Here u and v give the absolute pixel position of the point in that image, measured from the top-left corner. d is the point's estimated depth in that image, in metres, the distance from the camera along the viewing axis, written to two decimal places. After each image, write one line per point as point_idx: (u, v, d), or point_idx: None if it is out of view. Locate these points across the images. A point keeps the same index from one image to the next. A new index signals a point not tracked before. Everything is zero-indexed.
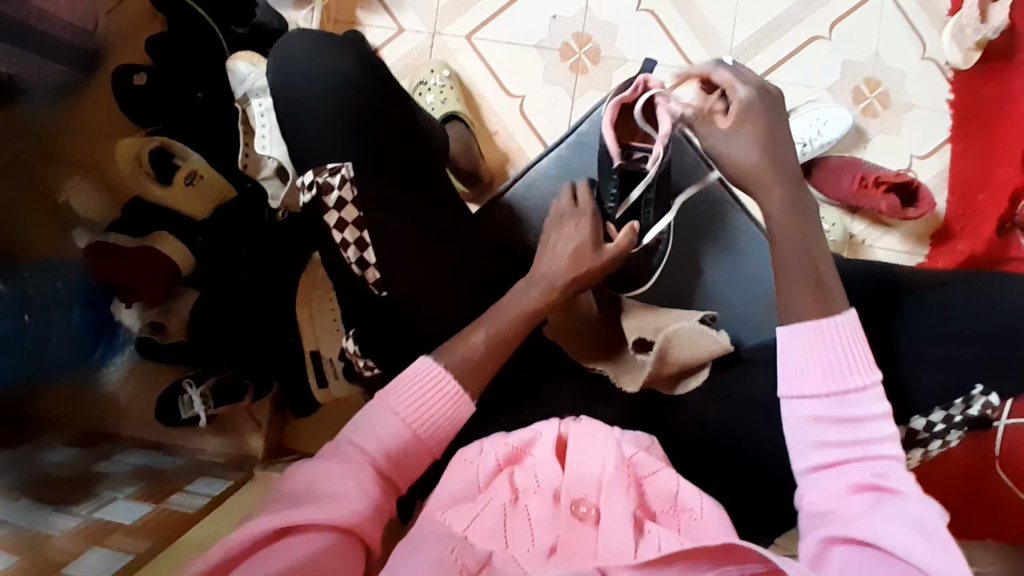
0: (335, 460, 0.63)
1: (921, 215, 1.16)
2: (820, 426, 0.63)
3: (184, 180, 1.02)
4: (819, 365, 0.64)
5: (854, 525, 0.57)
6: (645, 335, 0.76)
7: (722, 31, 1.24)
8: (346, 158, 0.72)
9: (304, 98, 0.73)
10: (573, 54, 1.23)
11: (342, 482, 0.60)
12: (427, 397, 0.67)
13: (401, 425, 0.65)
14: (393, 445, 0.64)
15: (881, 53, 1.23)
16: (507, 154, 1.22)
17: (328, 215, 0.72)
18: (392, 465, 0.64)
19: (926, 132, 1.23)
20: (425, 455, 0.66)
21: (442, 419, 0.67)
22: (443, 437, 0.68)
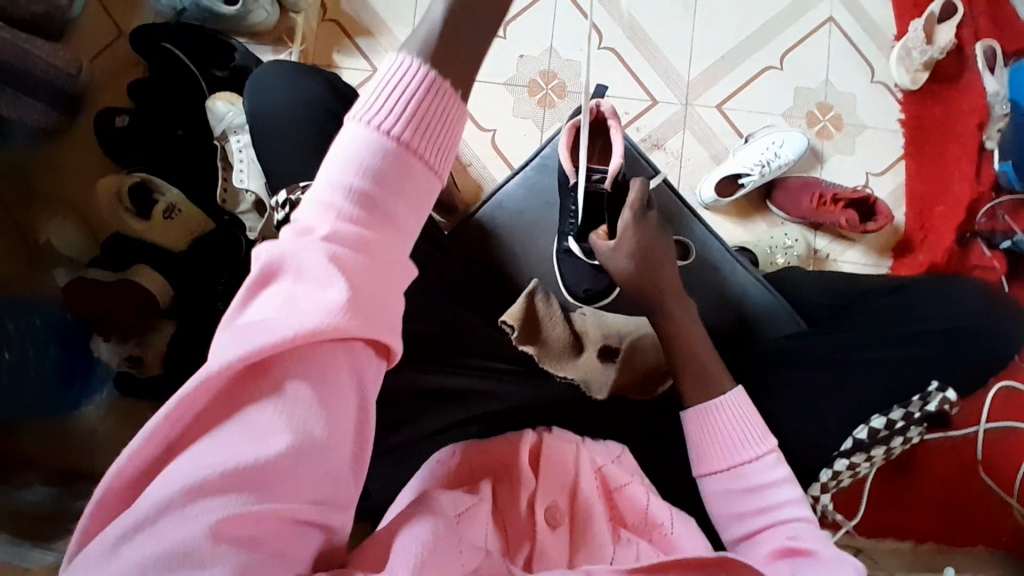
0: (306, 215, 0.43)
1: (880, 228, 1.20)
2: (730, 499, 0.65)
3: (161, 214, 1.03)
4: (714, 442, 0.67)
5: None
6: (611, 342, 0.80)
7: (681, 64, 1.31)
8: (318, 177, 0.74)
9: (279, 125, 0.78)
10: (540, 89, 1.30)
11: (316, 283, 0.41)
12: (399, 99, 0.43)
13: (380, 146, 0.43)
14: (380, 162, 0.43)
15: (831, 79, 1.31)
16: (480, 184, 1.27)
17: None
18: (382, 190, 0.43)
19: (879, 151, 1.29)
20: (425, 171, 0.44)
21: (433, 121, 0.44)
22: (440, 142, 0.45)
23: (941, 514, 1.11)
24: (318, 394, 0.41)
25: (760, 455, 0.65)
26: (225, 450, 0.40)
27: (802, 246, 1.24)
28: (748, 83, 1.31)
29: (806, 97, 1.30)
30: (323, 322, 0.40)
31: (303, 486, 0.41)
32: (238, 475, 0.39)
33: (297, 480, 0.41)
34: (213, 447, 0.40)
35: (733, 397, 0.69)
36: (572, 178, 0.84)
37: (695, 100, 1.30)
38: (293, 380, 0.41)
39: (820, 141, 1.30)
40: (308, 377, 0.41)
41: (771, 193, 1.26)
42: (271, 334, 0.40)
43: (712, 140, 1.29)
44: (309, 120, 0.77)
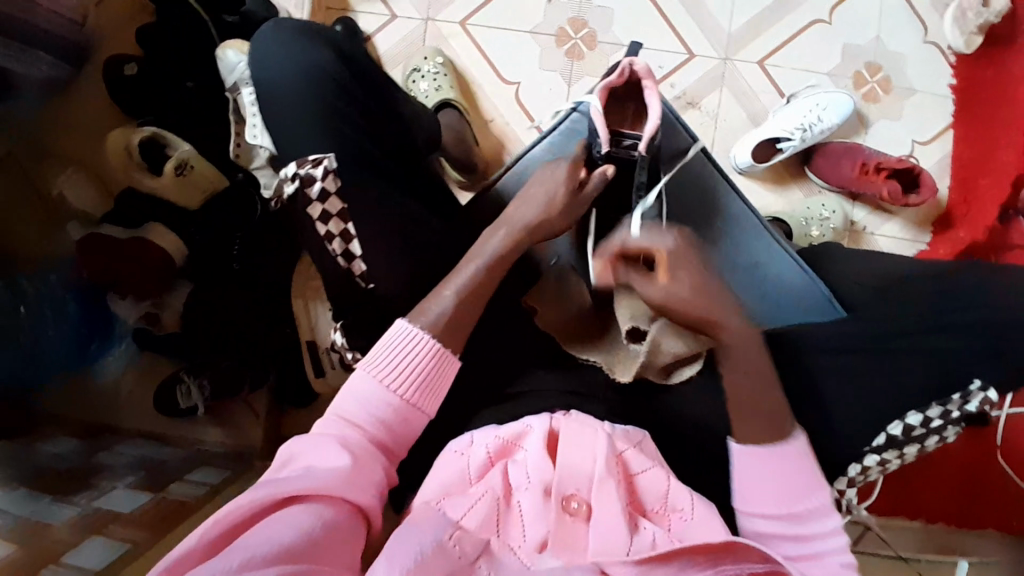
0: (319, 432, 0.61)
1: (923, 202, 1.14)
2: (777, 541, 0.64)
3: (173, 171, 0.99)
4: (766, 489, 0.65)
5: None
6: (639, 325, 0.74)
7: (721, 15, 1.21)
8: (327, 151, 0.70)
9: (285, 91, 0.72)
10: (568, 39, 1.21)
11: (330, 455, 0.58)
12: (411, 360, 0.65)
13: (386, 396, 0.63)
14: (384, 413, 0.63)
15: (883, 36, 1.21)
16: (502, 141, 1.21)
17: (311, 207, 0.69)
18: (385, 435, 0.63)
19: (929, 117, 1.21)
20: (418, 419, 0.65)
21: (427, 379, 0.65)
22: (435, 398, 0.66)
23: (957, 499, 1.10)
24: (327, 521, 0.54)
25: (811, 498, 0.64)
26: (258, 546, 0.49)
27: (839, 218, 1.18)
28: (792, 38, 1.21)
29: (855, 55, 1.21)
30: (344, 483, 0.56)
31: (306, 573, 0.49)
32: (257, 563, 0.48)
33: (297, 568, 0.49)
34: (252, 542, 0.50)
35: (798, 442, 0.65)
36: (605, 148, 0.75)
37: (735, 55, 1.21)
38: (317, 503, 0.55)
39: (865, 104, 1.21)
40: (326, 508, 0.55)
41: (811, 159, 1.20)
42: (307, 481, 0.55)
43: (751, 99, 1.21)
44: (316, 89, 0.72)
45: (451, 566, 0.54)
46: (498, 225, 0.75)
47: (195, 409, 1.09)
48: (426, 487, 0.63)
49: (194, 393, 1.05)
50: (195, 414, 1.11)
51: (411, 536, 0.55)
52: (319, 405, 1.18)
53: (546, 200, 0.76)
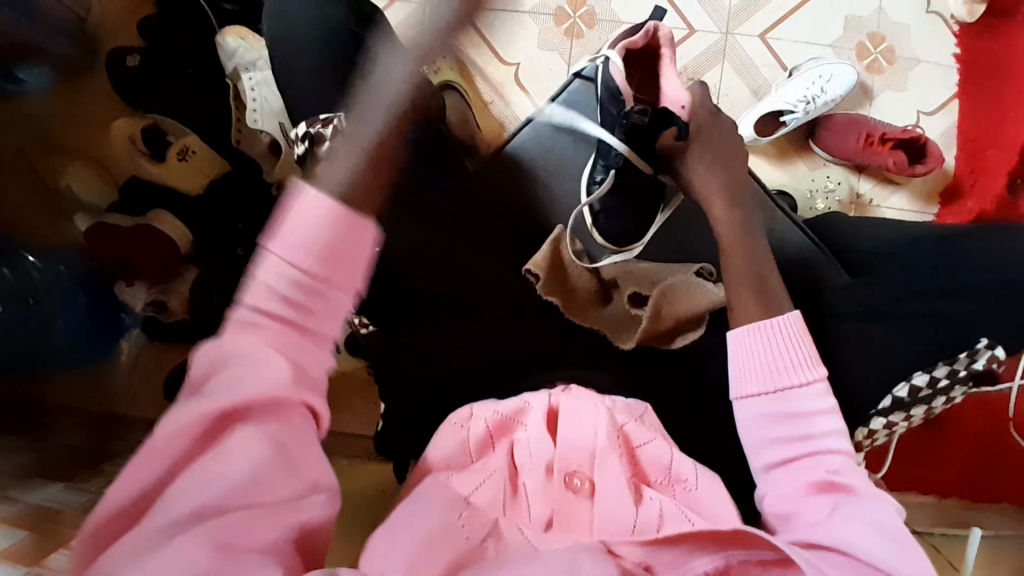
0: (239, 330, 0.52)
1: (930, 171, 1.14)
2: (769, 424, 0.62)
3: (175, 156, 1.01)
4: (760, 364, 0.64)
5: (819, 530, 0.55)
6: (640, 288, 0.75)
7: None
8: (338, 109, 0.66)
9: (298, 60, 0.69)
10: (567, 18, 1.21)
11: (257, 356, 0.51)
12: (313, 226, 0.53)
13: (294, 273, 0.53)
14: (288, 289, 0.53)
15: (885, 6, 1.19)
16: (502, 123, 1.21)
17: (319, 166, 0.64)
18: (303, 319, 0.53)
19: (932, 89, 1.19)
20: (334, 293, 0.54)
21: (352, 251, 0.55)
22: (351, 271, 0.55)
23: (971, 470, 1.10)
24: (274, 443, 0.50)
25: (828, 427, 0.62)
26: (198, 487, 0.48)
27: (845, 190, 1.17)
28: (794, 10, 1.20)
29: (856, 26, 1.19)
30: (274, 345, 0.52)
31: (273, 494, 0.49)
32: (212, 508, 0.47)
33: (265, 529, 0.48)
34: (190, 484, 0.48)
35: (790, 318, 0.65)
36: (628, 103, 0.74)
37: (735, 29, 1.20)
38: (249, 420, 0.50)
39: (869, 76, 1.20)
40: (264, 430, 0.50)
41: (815, 132, 1.19)
42: (231, 396, 0.50)
43: (753, 73, 1.20)
44: (334, 57, 0.69)
45: (459, 549, 0.54)
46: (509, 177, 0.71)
47: None
48: (430, 459, 0.63)
49: None
50: None
51: (419, 509, 0.56)
52: None
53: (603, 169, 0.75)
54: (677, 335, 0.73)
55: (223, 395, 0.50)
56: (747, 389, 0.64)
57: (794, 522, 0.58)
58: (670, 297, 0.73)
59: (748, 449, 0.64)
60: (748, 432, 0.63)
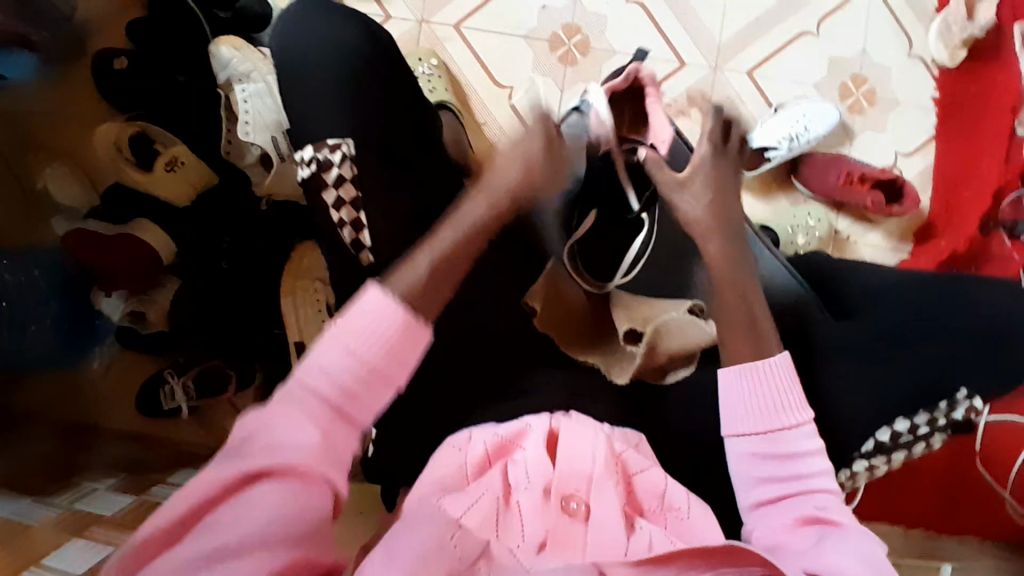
0: (289, 407, 0.55)
1: (906, 212, 1.19)
2: (758, 461, 0.64)
3: (163, 167, 1.00)
4: (749, 403, 0.65)
5: (807, 556, 0.57)
6: (635, 326, 0.75)
7: (712, 25, 1.23)
8: (345, 135, 0.68)
9: (302, 82, 0.70)
10: (562, 45, 1.23)
11: (298, 432, 0.54)
12: (381, 325, 0.58)
13: (354, 364, 0.57)
14: (342, 378, 0.56)
15: (868, 50, 1.23)
16: (495, 144, 1.22)
17: (326, 192, 0.67)
18: (352, 406, 0.57)
19: (910, 130, 1.24)
20: (382, 389, 0.58)
21: (405, 351, 0.59)
22: (402, 366, 0.59)
23: (939, 502, 1.14)
24: (297, 494, 0.51)
25: (817, 468, 0.63)
26: (223, 527, 0.49)
27: (824, 227, 1.20)
28: (782, 48, 1.23)
29: (840, 67, 1.24)
30: (315, 415, 0.55)
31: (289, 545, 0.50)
32: (235, 545, 0.48)
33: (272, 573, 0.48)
34: (214, 522, 0.49)
35: (780, 357, 0.66)
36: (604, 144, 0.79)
37: (725, 64, 1.24)
38: (288, 476, 0.52)
39: (851, 116, 1.24)
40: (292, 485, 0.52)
41: (798, 169, 1.22)
42: (269, 458, 0.52)
43: (741, 108, 1.23)
44: (338, 83, 0.70)
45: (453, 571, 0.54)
46: (483, 195, 0.67)
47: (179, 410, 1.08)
48: (422, 482, 0.62)
49: (178, 393, 1.05)
50: (179, 414, 1.10)
51: (413, 533, 0.55)
52: None
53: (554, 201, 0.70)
54: (671, 370, 0.75)
55: (258, 460, 0.52)
56: (738, 426, 0.65)
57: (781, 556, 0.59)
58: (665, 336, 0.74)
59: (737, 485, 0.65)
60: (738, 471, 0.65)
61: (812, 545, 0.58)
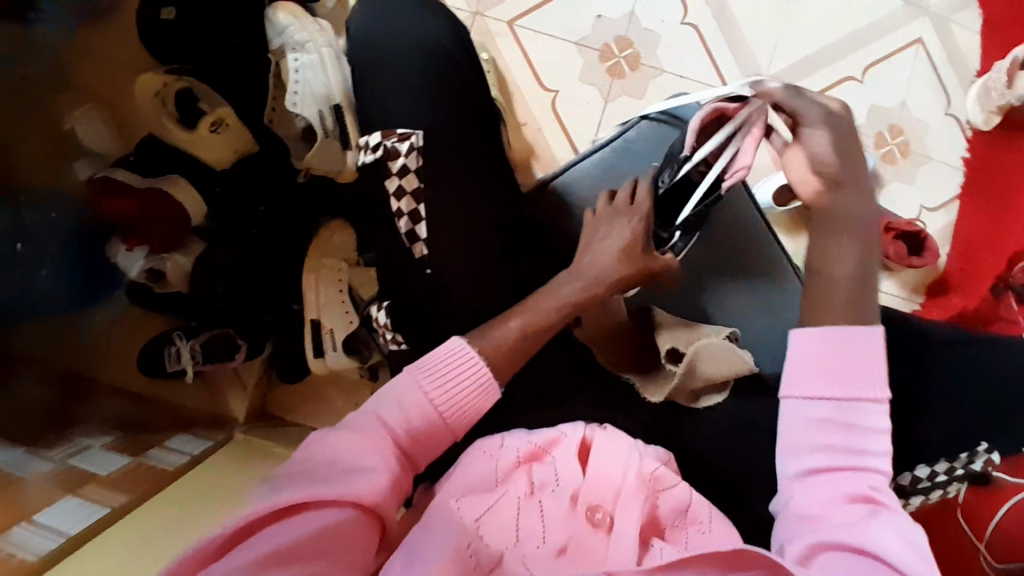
0: (358, 435, 0.61)
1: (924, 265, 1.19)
2: (823, 429, 0.65)
3: (207, 127, 0.96)
4: (827, 374, 0.66)
5: (848, 533, 0.59)
6: (678, 346, 0.74)
7: (761, 57, 1.24)
8: (417, 127, 0.73)
9: (381, 61, 0.74)
10: (612, 56, 1.22)
11: (365, 455, 0.59)
12: (461, 380, 0.65)
13: (429, 409, 0.63)
14: (418, 422, 0.63)
15: (908, 102, 1.26)
16: (533, 146, 1.22)
17: (389, 180, 0.73)
18: (414, 446, 0.63)
19: (939, 186, 1.26)
20: (445, 436, 0.64)
21: (472, 406, 0.65)
22: (469, 421, 0.66)
23: None
24: (348, 523, 0.55)
25: (882, 448, 0.64)
26: (279, 539, 0.52)
27: None
28: (826, 90, 1.25)
29: (879, 115, 1.25)
30: (377, 450, 0.60)
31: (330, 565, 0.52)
32: (282, 556, 0.50)
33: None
34: (267, 538, 0.52)
35: (871, 334, 0.67)
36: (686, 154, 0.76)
37: None
38: (323, 506, 0.55)
39: (883, 166, 1.26)
40: (346, 513, 0.55)
41: None
42: (329, 484, 0.56)
43: None
44: (418, 70, 0.74)
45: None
46: (576, 273, 0.73)
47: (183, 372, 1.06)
48: (452, 481, 0.63)
49: (184, 355, 1.03)
50: (183, 377, 1.08)
51: (432, 535, 0.57)
52: (312, 384, 1.16)
53: (625, 246, 0.74)
54: (702, 394, 0.76)
55: (318, 483, 0.56)
56: (805, 389, 0.67)
57: (817, 528, 0.61)
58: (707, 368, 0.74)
59: (789, 450, 0.67)
60: (800, 434, 0.66)
61: (851, 522, 0.60)
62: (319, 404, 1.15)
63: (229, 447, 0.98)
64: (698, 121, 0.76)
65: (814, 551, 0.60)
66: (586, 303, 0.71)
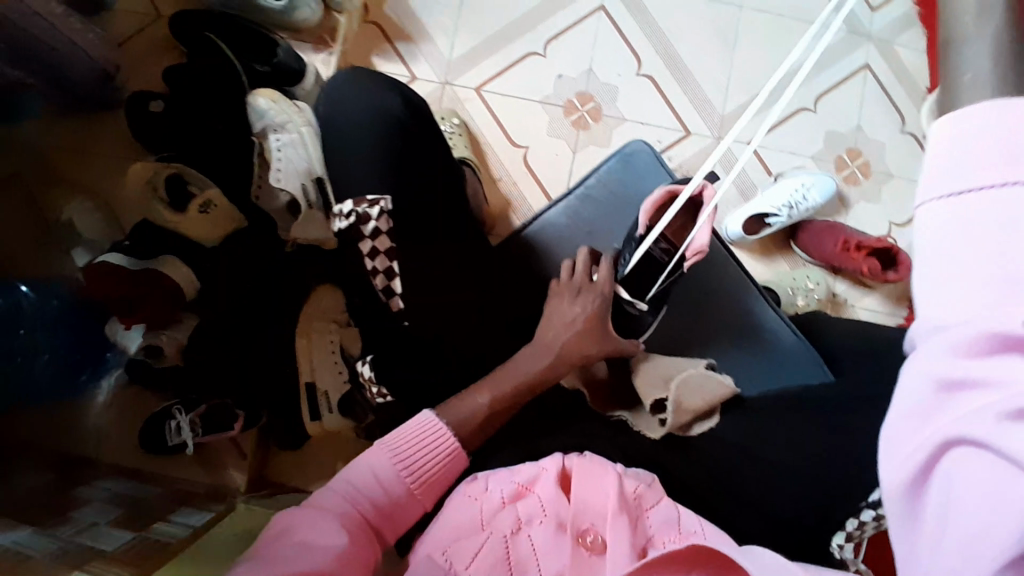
0: (326, 513, 0.63)
1: (899, 279, 1.22)
2: (977, 259, 0.30)
3: (196, 208, 1.04)
4: (992, 154, 0.30)
5: (988, 421, 0.30)
6: (658, 392, 0.77)
7: (716, 99, 1.32)
8: (385, 192, 0.80)
9: (349, 134, 0.82)
10: (576, 110, 1.30)
11: (329, 532, 0.61)
12: (430, 456, 0.70)
13: (401, 485, 0.67)
14: (386, 497, 0.67)
15: (862, 126, 1.32)
16: (509, 200, 1.28)
17: (362, 242, 0.79)
18: (379, 519, 0.66)
19: (904, 201, 1.31)
20: (416, 508, 0.69)
21: (441, 477, 0.70)
22: (436, 492, 0.70)
23: None
24: None
25: None
26: None
27: (823, 290, 1.25)
28: (781, 122, 1.32)
29: (836, 141, 1.32)
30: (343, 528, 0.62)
31: None
32: None
33: None
34: None
35: None
36: (643, 231, 0.81)
37: (728, 134, 1.31)
38: None
39: (846, 187, 1.31)
40: None
41: (797, 235, 1.28)
42: (295, 560, 0.57)
43: (742, 176, 1.30)
44: (379, 136, 0.81)
45: None
46: (539, 346, 0.79)
47: (183, 446, 1.08)
48: (439, 526, 0.65)
49: (184, 428, 1.04)
50: (183, 452, 1.09)
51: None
52: (311, 450, 1.17)
53: (586, 317, 0.80)
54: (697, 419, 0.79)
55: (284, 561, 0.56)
56: (950, 183, 0.32)
57: (937, 429, 0.32)
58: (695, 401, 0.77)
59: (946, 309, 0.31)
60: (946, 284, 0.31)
61: (978, 406, 0.31)
62: (318, 469, 1.17)
63: (231, 516, 0.99)
64: (650, 203, 0.80)
65: (933, 463, 0.33)
66: (546, 377, 0.77)
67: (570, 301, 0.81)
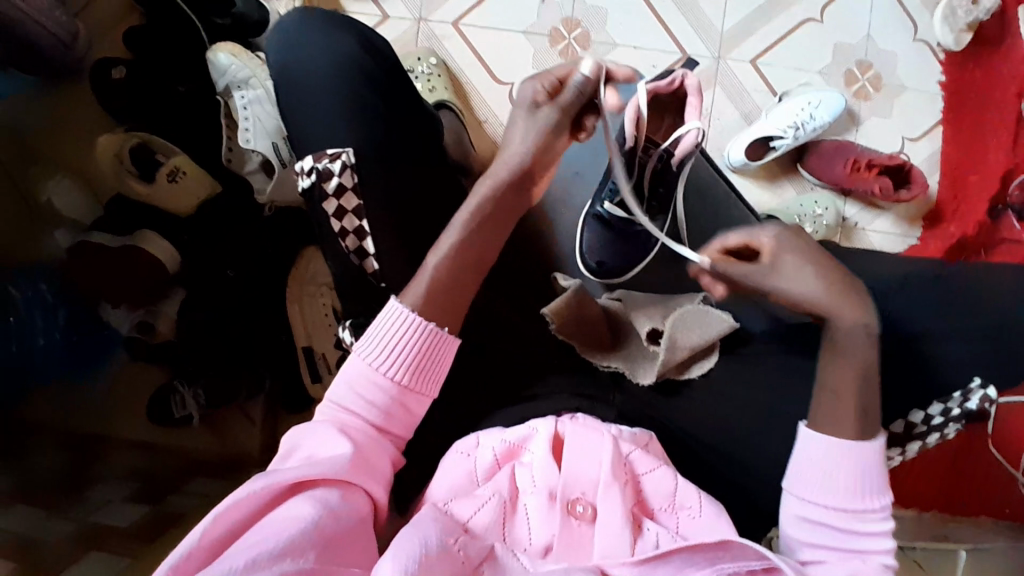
0: (328, 428, 0.61)
1: (913, 197, 1.15)
2: (820, 527, 0.63)
3: (165, 177, 1.01)
4: (829, 475, 0.63)
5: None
6: (656, 325, 0.78)
7: (713, 14, 1.22)
8: (346, 145, 0.74)
9: (311, 88, 0.77)
10: (562, 39, 1.21)
11: (330, 441, 0.59)
12: (404, 344, 0.64)
13: (382, 380, 0.63)
14: (379, 398, 0.63)
15: (873, 35, 1.22)
16: (497, 143, 1.21)
17: (327, 203, 0.73)
18: (384, 419, 0.63)
19: (918, 116, 1.22)
20: (417, 401, 0.65)
21: (427, 364, 0.65)
22: (429, 379, 0.65)
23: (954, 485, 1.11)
24: (332, 504, 0.53)
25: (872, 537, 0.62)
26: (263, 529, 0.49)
27: (831, 216, 1.18)
28: (783, 37, 1.22)
29: (845, 53, 1.22)
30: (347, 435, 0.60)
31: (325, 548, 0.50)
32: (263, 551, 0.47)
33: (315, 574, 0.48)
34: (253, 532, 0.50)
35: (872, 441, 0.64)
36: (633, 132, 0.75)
37: (728, 54, 1.22)
38: (307, 489, 0.54)
39: (856, 102, 1.22)
40: (333, 492, 0.55)
41: (804, 157, 1.20)
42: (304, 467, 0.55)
43: (744, 98, 1.22)
44: (344, 88, 0.76)
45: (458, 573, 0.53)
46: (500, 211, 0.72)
47: (189, 418, 1.07)
48: (434, 490, 0.64)
49: (190, 401, 1.05)
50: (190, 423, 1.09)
51: (415, 533, 0.55)
52: None
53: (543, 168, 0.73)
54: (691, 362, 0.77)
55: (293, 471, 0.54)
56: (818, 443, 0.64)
57: None
58: (695, 337, 0.75)
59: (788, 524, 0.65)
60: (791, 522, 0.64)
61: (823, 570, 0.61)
62: None
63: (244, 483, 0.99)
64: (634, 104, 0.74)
65: None
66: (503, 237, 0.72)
67: (545, 127, 0.72)
